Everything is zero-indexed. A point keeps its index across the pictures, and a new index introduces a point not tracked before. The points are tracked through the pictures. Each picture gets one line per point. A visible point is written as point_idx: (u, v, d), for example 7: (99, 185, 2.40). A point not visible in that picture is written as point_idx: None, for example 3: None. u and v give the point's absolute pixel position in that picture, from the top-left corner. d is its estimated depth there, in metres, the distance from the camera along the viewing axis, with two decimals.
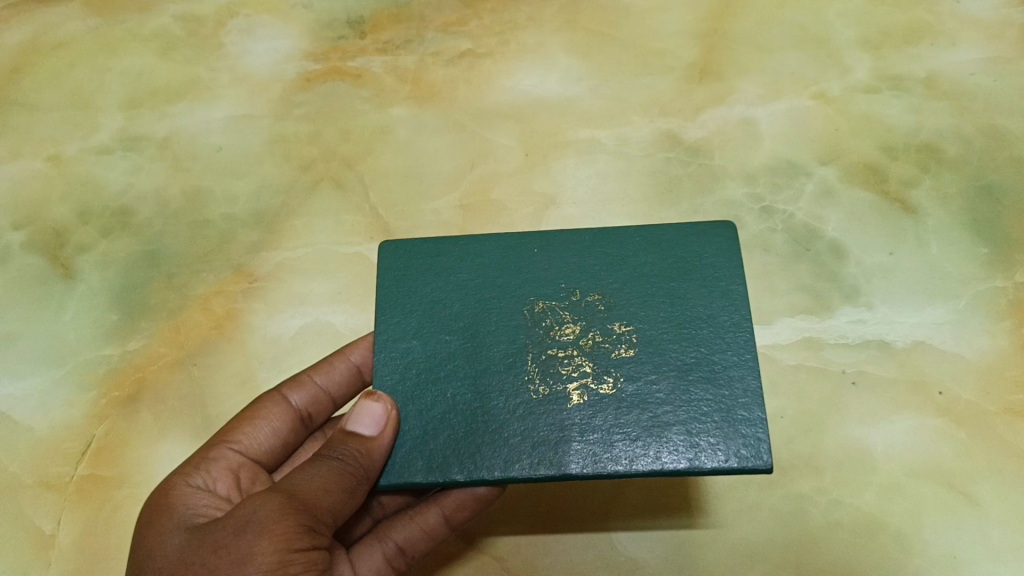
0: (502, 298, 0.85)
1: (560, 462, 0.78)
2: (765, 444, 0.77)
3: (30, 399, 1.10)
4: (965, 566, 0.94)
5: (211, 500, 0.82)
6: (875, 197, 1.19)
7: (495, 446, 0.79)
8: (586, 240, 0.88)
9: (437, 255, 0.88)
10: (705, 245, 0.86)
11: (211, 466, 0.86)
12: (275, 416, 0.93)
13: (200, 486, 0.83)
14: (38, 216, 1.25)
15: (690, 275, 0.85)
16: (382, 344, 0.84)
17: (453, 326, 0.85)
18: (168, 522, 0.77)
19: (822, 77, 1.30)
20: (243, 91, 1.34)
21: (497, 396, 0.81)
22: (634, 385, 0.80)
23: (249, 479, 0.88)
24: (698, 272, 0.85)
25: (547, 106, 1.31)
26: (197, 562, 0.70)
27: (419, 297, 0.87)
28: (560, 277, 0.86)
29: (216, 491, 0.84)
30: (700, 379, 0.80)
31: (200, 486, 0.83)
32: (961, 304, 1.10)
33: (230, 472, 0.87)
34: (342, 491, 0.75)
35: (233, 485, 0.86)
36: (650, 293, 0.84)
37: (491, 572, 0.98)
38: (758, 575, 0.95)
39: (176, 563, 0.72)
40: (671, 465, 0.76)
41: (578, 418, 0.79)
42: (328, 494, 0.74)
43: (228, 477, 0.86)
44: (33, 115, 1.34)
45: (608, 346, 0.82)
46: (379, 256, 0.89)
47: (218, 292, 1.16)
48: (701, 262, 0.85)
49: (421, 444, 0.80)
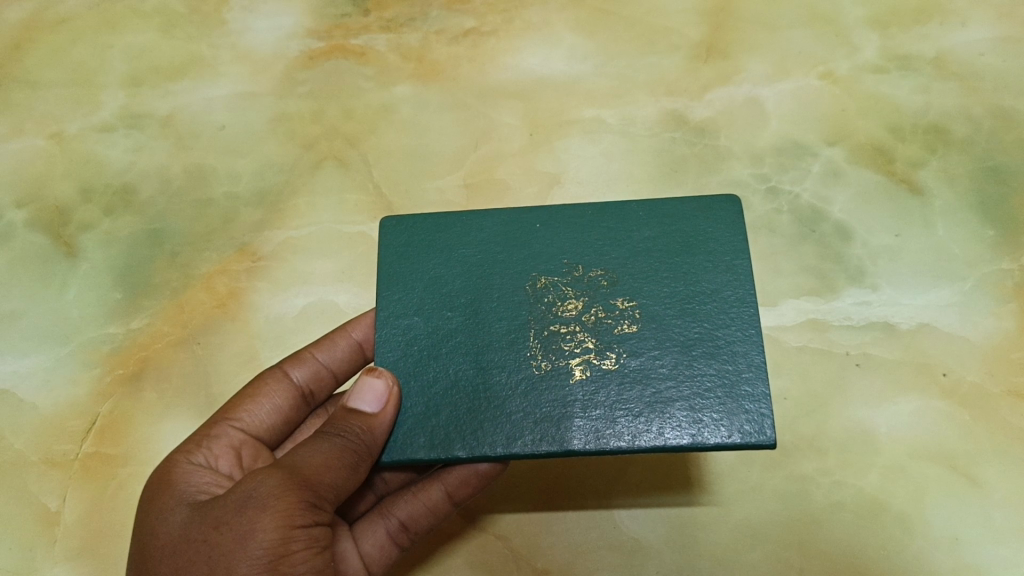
0: (505, 274, 0.85)
1: (563, 438, 0.78)
2: (769, 419, 0.76)
3: (34, 377, 1.10)
4: (968, 547, 0.94)
5: (213, 477, 0.82)
6: (881, 178, 1.19)
7: (497, 422, 0.79)
8: (588, 216, 0.87)
9: (439, 231, 0.88)
10: (710, 219, 0.85)
11: (213, 443, 0.86)
12: (276, 393, 0.93)
13: (202, 463, 0.84)
14: (41, 194, 1.25)
15: (694, 249, 0.84)
16: (383, 320, 0.84)
17: (455, 302, 0.84)
18: (169, 499, 0.78)
19: (830, 57, 1.29)
20: (246, 68, 1.34)
21: (499, 372, 0.81)
22: (637, 361, 0.80)
23: (251, 457, 0.88)
24: (702, 247, 0.84)
25: (551, 84, 1.30)
26: (199, 539, 0.71)
27: (421, 273, 0.86)
28: (563, 252, 0.86)
29: (217, 468, 0.84)
30: (704, 355, 0.79)
31: (201, 464, 0.84)
32: (967, 287, 1.09)
33: (231, 449, 0.87)
34: (344, 467, 0.75)
35: (235, 462, 0.86)
36: (654, 268, 0.84)
37: (493, 550, 0.98)
38: (760, 554, 0.95)
39: (177, 540, 0.72)
40: (674, 441, 0.76)
41: (581, 394, 0.79)
42: (330, 470, 0.74)
43: (229, 454, 0.87)
44: (34, 93, 1.34)
45: (611, 321, 0.82)
46: (380, 233, 0.89)
47: (221, 271, 1.16)
48: (706, 237, 0.85)
49: (423, 420, 0.80)
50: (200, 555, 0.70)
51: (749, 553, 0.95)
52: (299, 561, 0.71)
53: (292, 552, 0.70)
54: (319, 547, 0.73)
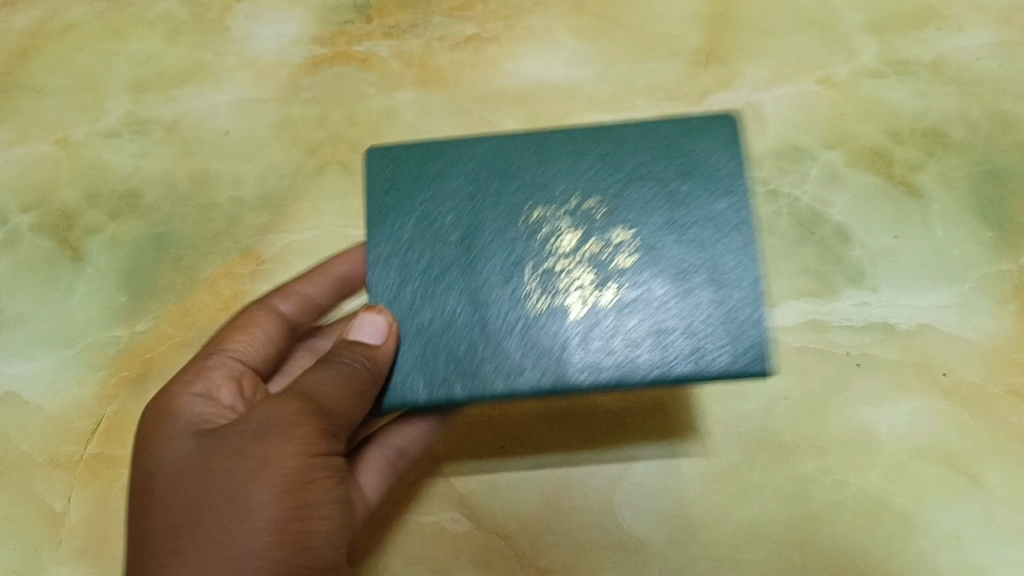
0: (500, 204, 0.88)
1: (565, 373, 0.83)
2: (765, 344, 0.82)
3: (40, 379, 1.11)
4: (967, 543, 0.96)
5: (214, 408, 0.86)
6: (881, 181, 1.20)
7: (500, 358, 0.84)
8: (580, 140, 0.89)
9: (429, 162, 0.90)
10: (702, 146, 0.88)
11: (212, 373, 0.91)
12: (267, 326, 0.99)
13: (200, 393, 0.88)
14: (47, 199, 1.26)
15: (687, 179, 0.87)
16: (376, 256, 0.87)
17: (450, 237, 0.87)
18: (170, 431, 0.83)
19: (830, 61, 1.30)
20: (249, 74, 1.35)
21: (498, 309, 0.85)
22: (633, 292, 0.85)
23: (250, 386, 0.93)
24: (694, 175, 0.87)
25: (553, 89, 1.32)
26: (211, 464, 0.77)
27: (412, 206, 0.89)
28: (556, 183, 0.88)
29: (217, 398, 0.88)
30: (699, 282, 0.84)
31: (200, 393, 0.88)
32: (966, 287, 1.10)
33: (232, 379, 0.92)
34: (351, 396, 0.82)
35: (236, 393, 0.91)
36: (648, 199, 0.87)
37: (497, 551, 0.98)
38: (762, 552, 0.96)
39: (185, 469, 0.79)
40: (674, 370, 0.82)
41: (580, 330, 0.84)
42: (342, 399, 0.82)
43: (230, 385, 0.91)
44: (40, 99, 1.35)
45: (606, 256, 0.86)
46: (367, 167, 0.90)
47: (226, 274, 1.17)
48: (697, 164, 0.88)
49: (427, 355, 0.85)
50: (213, 479, 0.77)
51: (751, 551, 0.96)
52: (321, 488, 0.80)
53: (313, 478, 0.79)
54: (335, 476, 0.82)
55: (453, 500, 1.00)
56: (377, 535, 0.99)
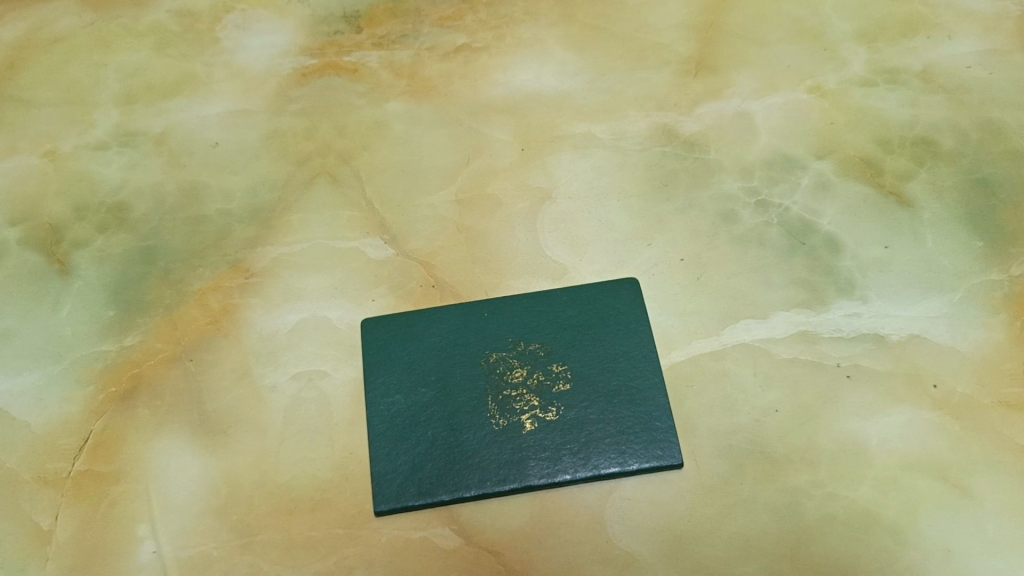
0: (463, 354, 1.08)
1: (522, 476, 1.00)
2: (677, 446, 1.01)
3: (28, 395, 1.09)
4: (960, 559, 0.94)
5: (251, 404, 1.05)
6: (871, 190, 1.20)
7: (469, 469, 1.00)
8: (524, 302, 1.12)
9: (411, 325, 1.11)
10: (621, 297, 1.12)
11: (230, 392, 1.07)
12: None
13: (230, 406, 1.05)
14: (35, 213, 1.24)
15: (607, 321, 1.10)
16: (371, 399, 1.06)
17: (427, 380, 1.06)
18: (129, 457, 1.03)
19: (818, 71, 1.32)
20: (240, 86, 1.35)
21: (467, 432, 1.02)
22: (572, 412, 1.03)
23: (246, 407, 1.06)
24: (614, 318, 1.10)
25: (544, 99, 1.31)
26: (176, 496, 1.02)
27: (397, 361, 1.08)
28: (508, 332, 1.09)
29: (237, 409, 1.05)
30: (624, 401, 1.04)
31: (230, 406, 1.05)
32: (957, 298, 1.10)
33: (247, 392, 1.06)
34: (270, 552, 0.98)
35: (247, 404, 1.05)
36: (577, 336, 1.09)
37: (487, 566, 0.96)
38: (755, 567, 0.95)
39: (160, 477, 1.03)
40: (607, 469, 1.00)
41: (532, 442, 1.01)
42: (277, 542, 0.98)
43: None
44: (30, 111, 1.34)
45: (550, 383, 1.05)
46: (363, 332, 1.11)
47: (214, 287, 1.16)
48: (616, 309, 1.11)
49: (412, 475, 1.01)
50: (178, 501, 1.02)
51: (744, 566, 0.95)
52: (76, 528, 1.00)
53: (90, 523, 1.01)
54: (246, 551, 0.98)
55: (444, 516, 0.99)
56: (365, 551, 0.98)
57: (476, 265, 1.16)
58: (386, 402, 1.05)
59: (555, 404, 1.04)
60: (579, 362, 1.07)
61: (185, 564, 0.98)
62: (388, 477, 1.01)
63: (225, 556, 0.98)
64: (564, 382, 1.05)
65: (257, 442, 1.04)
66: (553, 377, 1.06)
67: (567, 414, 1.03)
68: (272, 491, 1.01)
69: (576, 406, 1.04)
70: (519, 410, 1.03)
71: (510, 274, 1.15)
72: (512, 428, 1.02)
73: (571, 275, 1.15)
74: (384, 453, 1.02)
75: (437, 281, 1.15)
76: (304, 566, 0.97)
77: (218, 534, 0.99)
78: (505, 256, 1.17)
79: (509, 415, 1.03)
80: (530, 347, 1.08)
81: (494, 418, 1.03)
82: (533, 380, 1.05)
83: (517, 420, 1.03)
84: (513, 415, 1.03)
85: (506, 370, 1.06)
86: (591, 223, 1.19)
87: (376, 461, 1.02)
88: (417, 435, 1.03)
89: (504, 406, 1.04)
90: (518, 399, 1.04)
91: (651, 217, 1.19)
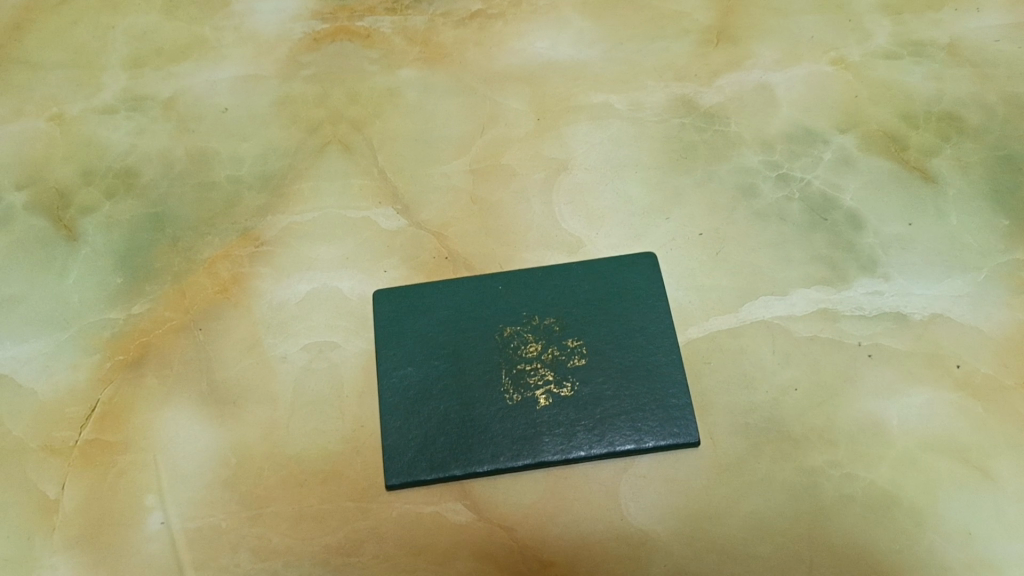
0: (477, 327, 1.06)
1: (536, 452, 0.98)
2: (693, 423, 0.99)
3: (34, 362, 1.08)
4: (981, 542, 0.93)
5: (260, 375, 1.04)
6: (895, 165, 1.17)
7: (482, 444, 0.99)
8: (539, 275, 1.09)
9: (423, 297, 1.09)
10: (637, 271, 1.10)
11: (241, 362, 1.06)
12: None
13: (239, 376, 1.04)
14: (41, 177, 1.22)
15: (623, 296, 1.08)
16: (383, 372, 1.04)
17: (439, 353, 1.05)
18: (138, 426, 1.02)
19: (842, 43, 1.28)
20: (250, 51, 1.32)
21: (481, 405, 1.01)
22: (588, 387, 1.02)
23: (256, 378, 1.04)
24: (631, 293, 1.08)
25: (560, 68, 1.28)
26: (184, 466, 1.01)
27: (409, 333, 1.06)
28: (522, 306, 1.07)
29: None
30: (640, 378, 1.02)
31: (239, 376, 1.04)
32: (980, 277, 1.08)
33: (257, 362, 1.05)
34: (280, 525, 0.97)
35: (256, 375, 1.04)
36: (593, 311, 1.07)
37: (499, 542, 0.95)
38: (770, 547, 0.94)
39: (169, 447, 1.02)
40: (622, 446, 0.98)
41: (546, 417, 1.00)
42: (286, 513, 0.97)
43: None
44: (35, 74, 1.32)
45: (565, 358, 1.03)
46: (374, 304, 1.09)
47: (224, 256, 1.14)
48: (633, 284, 1.09)
49: (424, 449, 0.99)
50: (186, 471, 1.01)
51: (759, 546, 0.94)
52: (84, 498, 0.99)
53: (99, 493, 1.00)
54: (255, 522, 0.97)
55: (456, 491, 0.98)
56: (376, 524, 0.96)
57: (490, 237, 1.14)
58: (398, 374, 1.04)
59: (570, 379, 1.02)
60: (595, 337, 1.05)
61: (194, 534, 0.97)
62: (400, 450, 0.99)
63: (234, 528, 0.97)
64: (580, 357, 1.03)
65: (267, 413, 1.03)
66: (568, 352, 1.04)
67: (581, 389, 1.01)
68: (282, 462, 1.00)
69: (591, 381, 1.02)
70: (533, 384, 1.02)
71: (524, 247, 1.13)
72: (525, 403, 1.01)
73: (587, 248, 1.13)
74: (396, 426, 1.01)
75: (450, 252, 1.13)
76: (314, 539, 0.96)
77: (228, 506, 0.98)
78: (519, 229, 1.14)
79: (523, 389, 1.01)
80: (544, 321, 1.06)
81: (508, 392, 1.01)
82: (548, 354, 1.04)
83: (531, 395, 1.01)
84: (527, 390, 1.01)
85: (520, 344, 1.04)
86: (607, 195, 1.17)
87: (388, 434, 1.00)
88: (430, 409, 1.01)
89: (518, 380, 1.02)
90: (532, 373, 1.02)
91: (669, 189, 1.17)
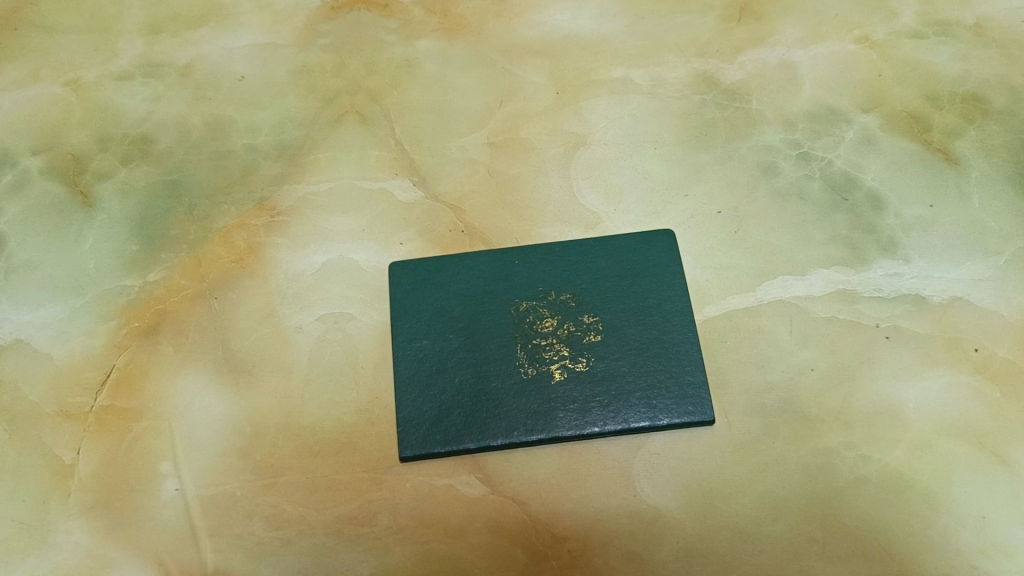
0: (493, 301, 1.05)
1: (550, 427, 0.98)
2: (708, 402, 0.99)
3: (50, 328, 1.08)
4: (995, 527, 0.92)
5: None
6: (918, 146, 1.16)
7: (497, 417, 0.99)
8: (556, 251, 1.09)
9: (439, 270, 1.08)
10: (654, 249, 1.09)
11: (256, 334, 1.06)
12: None
13: None
14: (57, 142, 1.22)
15: (640, 274, 1.07)
16: (399, 344, 1.04)
17: (455, 326, 1.04)
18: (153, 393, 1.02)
19: (867, 21, 1.27)
20: (267, 19, 1.31)
21: (495, 379, 1.01)
22: (603, 363, 1.01)
23: None
24: (647, 271, 1.07)
25: (581, 42, 1.27)
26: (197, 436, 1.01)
27: (424, 305, 1.06)
28: (539, 281, 1.07)
29: None
30: (656, 355, 1.02)
31: None
32: (1001, 261, 1.07)
33: None
34: (295, 495, 0.97)
35: None
36: (610, 288, 1.06)
37: (512, 516, 0.95)
38: (783, 527, 0.93)
39: (183, 415, 1.02)
40: (636, 424, 0.98)
41: (561, 392, 1.00)
42: (303, 483, 0.97)
43: None
44: (52, 38, 1.31)
45: (580, 334, 1.03)
46: (390, 276, 1.09)
47: (240, 225, 1.14)
48: (650, 262, 1.08)
49: (437, 421, 0.99)
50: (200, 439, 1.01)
51: (772, 525, 0.94)
52: (99, 463, 1.00)
53: (113, 458, 1.00)
54: (269, 492, 0.97)
55: (469, 465, 0.98)
56: (390, 496, 0.97)
57: (507, 212, 1.13)
58: (413, 347, 1.03)
59: (585, 355, 1.02)
60: (611, 314, 1.04)
61: (208, 502, 0.97)
62: (415, 422, 0.99)
63: (248, 496, 0.97)
64: (595, 334, 1.03)
65: (282, 383, 1.03)
66: (584, 328, 1.03)
67: (597, 365, 1.01)
68: (297, 432, 1.00)
69: (606, 357, 1.01)
70: (549, 359, 1.01)
71: (541, 222, 1.12)
72: (540, 377, 1.00)
73: (605, 225, 1.12)
74: (411, 398, 1.00)
75: (466, 226, 1.12)
76: (327, 509, 0.96)
77: (242, 475, 0.98)
78: (537, 203, 1.14)
79: (539, 364, 1.01)
80: (561, 297, 1.05)
81: (523, 366, 1.01)
82: (564, 330, 1.03)
83: (547, 370, 1.01)
84: (542, 364, 1.01)
85: (536, 319, 1.04)
86: (626, 172, 1.16)
87: (402, 406, 1.00)
88: (444, 381, 1.01)
89: (534, 355, 1.02)
90: (547, 348, 1.02)
91: (689, 167, 1.16)
